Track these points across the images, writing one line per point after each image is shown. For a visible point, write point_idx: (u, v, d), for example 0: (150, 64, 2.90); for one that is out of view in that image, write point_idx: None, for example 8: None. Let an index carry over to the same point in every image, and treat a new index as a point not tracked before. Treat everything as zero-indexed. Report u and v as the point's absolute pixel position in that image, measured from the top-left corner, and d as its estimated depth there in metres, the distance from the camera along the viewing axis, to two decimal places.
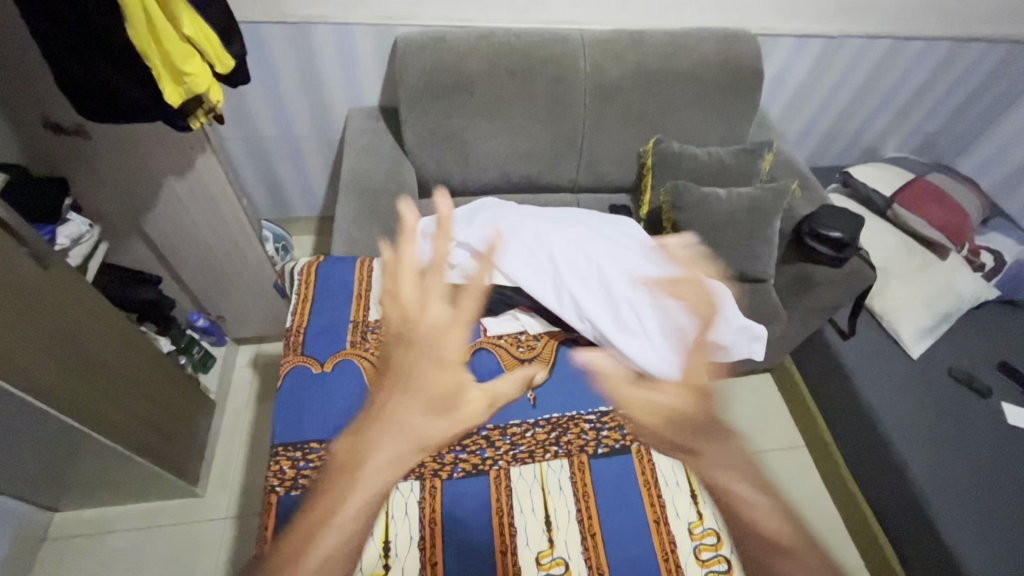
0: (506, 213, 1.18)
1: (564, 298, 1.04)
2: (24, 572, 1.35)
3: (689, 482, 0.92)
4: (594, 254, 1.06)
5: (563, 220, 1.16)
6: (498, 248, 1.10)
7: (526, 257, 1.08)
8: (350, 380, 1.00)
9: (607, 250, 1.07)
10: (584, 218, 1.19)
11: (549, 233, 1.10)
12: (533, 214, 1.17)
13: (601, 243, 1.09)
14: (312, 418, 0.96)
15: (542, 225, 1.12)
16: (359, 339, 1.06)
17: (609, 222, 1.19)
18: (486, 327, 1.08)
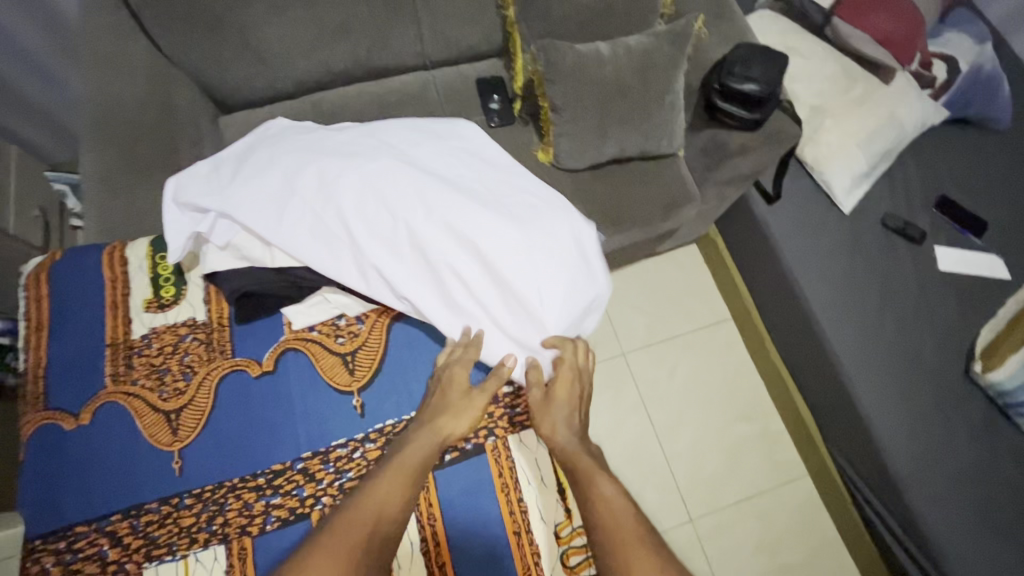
0: (289, 150, 0.86)
1: (369, 274, 0.81)
2: None
3: (554, 476, 0.79)
4: (404, 214, 0.83)
5: (365, 154, 0.87)
6: (273, 213, 0.81)
7: (315, 226, 0.81)
8: (120, 432, 0.77)
9: (420, 203, 0.83)
10: (395, 142, 0.90)
11: (347, 184, 0.83)
12: (325, 147, 0.87)
13: (414, 191, 0.84)
14: (73, 492, 0.74)
15: (333, 169, 0.83)
16: (124, 371, 0.80)
17: (430, 146, 0.91)
18: (292, 320, 0.83)
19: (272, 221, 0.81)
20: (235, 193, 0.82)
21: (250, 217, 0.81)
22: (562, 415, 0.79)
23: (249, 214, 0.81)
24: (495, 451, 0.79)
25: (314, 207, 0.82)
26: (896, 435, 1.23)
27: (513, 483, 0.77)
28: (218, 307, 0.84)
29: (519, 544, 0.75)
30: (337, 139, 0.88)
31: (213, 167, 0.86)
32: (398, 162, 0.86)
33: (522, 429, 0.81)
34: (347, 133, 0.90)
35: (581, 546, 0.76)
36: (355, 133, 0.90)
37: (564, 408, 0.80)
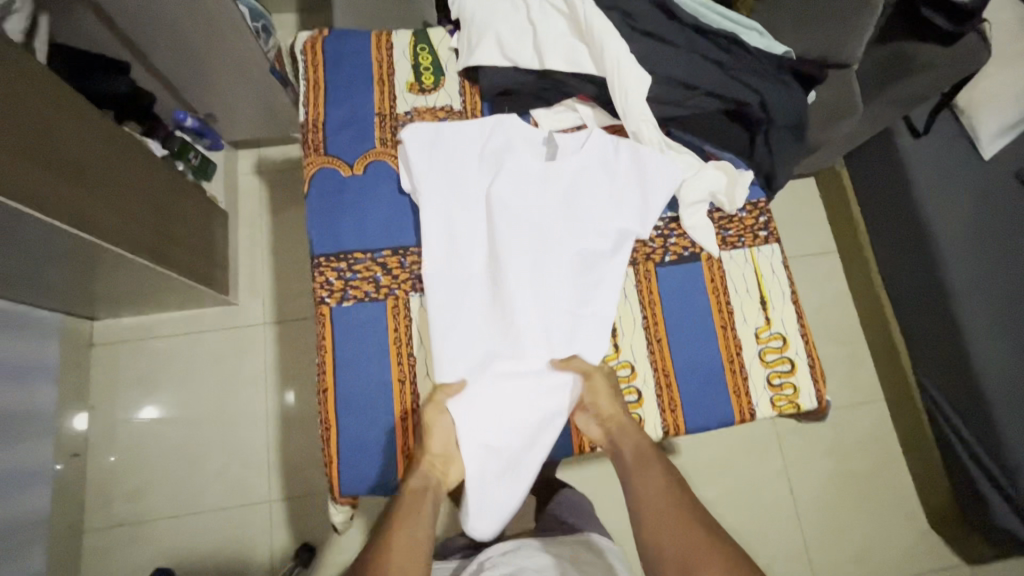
0: (487, 168, 0.86)
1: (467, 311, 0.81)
2: (82, 375, 1.43)
3: (759, 289, 0.88)
4: (517, 284, 0.81)
5: (539, 208, 0.85)
6: (433, 196, 0.84)
7: (450, 260, 0.82)
8: (390, 185, 0.88)
9: (544, 286, 0.82)
10: (577, 201, 0.86)
11: (504, 220, 0.83)
12: (512, 184, 0.85)
13: (544, 274, 0.83)
14: (352, 227, 0.86)
15: (511, 193, 0.84)
16: (390, 137, 0.90)
17: (606, 208, 0.86)
18: (539, 122, 0.92)
19: (437, 195, 0.84)
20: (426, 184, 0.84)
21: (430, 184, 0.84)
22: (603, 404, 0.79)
23: (426, 181, 0.84)
24: (708, 261, 0.88)
25: (458, 250, 0.83)
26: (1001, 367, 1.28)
27: (723, 289, 0.87)
28: (472, 101, 0.94)
29: (725, 335, 0.85)
30: (533, 183, 0.86)
31: (424, 149, 0.85)
32: (557, 235, 0.85)
33: (732, 248, 0.89)
34: (540, 174, 0.86)
35: (777, 347, 0.85)
36: (548, 174, 0.86)
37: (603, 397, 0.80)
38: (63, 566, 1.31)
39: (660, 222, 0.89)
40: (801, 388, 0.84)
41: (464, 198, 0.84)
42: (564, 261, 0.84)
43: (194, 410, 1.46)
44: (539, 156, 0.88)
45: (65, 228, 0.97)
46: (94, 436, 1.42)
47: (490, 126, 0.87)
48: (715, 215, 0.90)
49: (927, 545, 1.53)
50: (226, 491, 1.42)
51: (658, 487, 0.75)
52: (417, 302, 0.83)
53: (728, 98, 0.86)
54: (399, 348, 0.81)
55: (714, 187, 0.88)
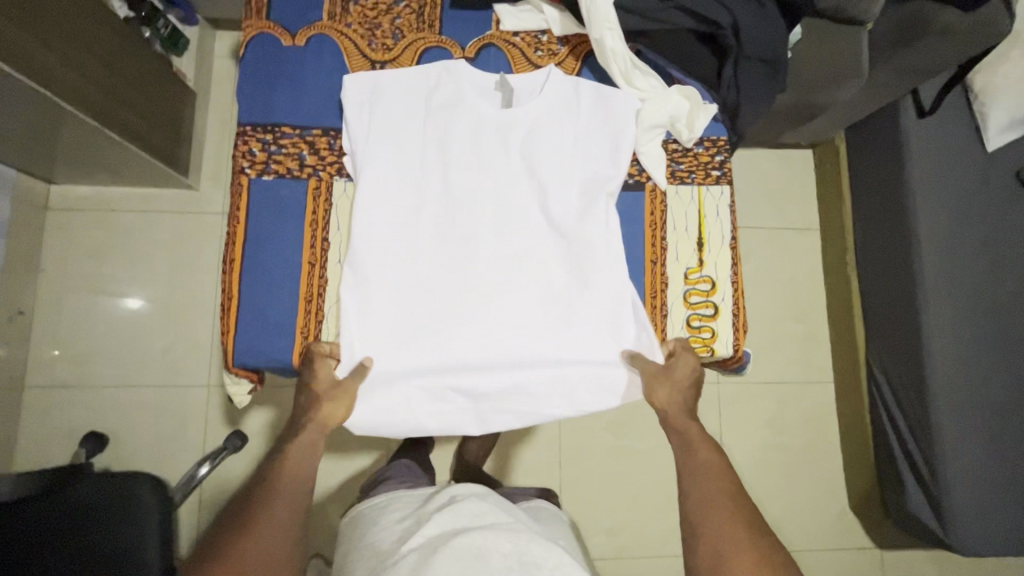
0: (432, 122, 0.81)
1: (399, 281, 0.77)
2: (35, 236, 1.42)
3: (698, 230, 0.84)
4: (472, 239, 0.79)
5: (492, 166, 0.81)
6: (377, 156, 0.79)
7: (377, 223, 0.78)
8: (330, 61, 0.83)
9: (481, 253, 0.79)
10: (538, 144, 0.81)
11: (459, 180, 0.80)
12: (462, 144, 0.81)
13: (486, 241, 0.79)
14: (284, 99, 0.81)
15: (467, 149, 0.81)
16: (339, 13, 0.85)
17: (571, 153, 0.82)
18: (500, 20, 0.86)
19: (383, 162, 0.79)
20: (368, 138, 0.79)
21: (374, 152, 0.79)
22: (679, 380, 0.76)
23: (371, 152, 0.79)
24: (652, 193, 0.84)
25: (391, 208, 0.78)
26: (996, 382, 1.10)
27: (660, 224, 0.84)
28: None
29: (653, 271, 0.83)
30: (490, 133, 0.82)
31: (367, 93, 0.81)
32: (506, 195, 0.81)
33: (680, 183, 0.85)
34: (494, 124, 0.82)
35: (704, 291, 0.83)
36: (507, 121, 0.82)
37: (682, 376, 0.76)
38: (2, 418, 1.33)
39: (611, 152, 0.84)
40: (719, 332, 0.82)
41: (401, 157, 0.80)
42: (516, 222, 0.80)
43: (144, 289, 1.46)
44: (493, 104, 0.84)
45: (2, 65, 0.92)
46: (42, 298, 1.43)
47: (434, 76, 0.82)
48: (670, 146, 0.86)
49: (844, 524, 1.56)
50: (169, 372, 1.44)
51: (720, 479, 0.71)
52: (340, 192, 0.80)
53: (700, 16, 0.78)
54: (314, 233, 0.79)
55: (675, 113, 0.83)
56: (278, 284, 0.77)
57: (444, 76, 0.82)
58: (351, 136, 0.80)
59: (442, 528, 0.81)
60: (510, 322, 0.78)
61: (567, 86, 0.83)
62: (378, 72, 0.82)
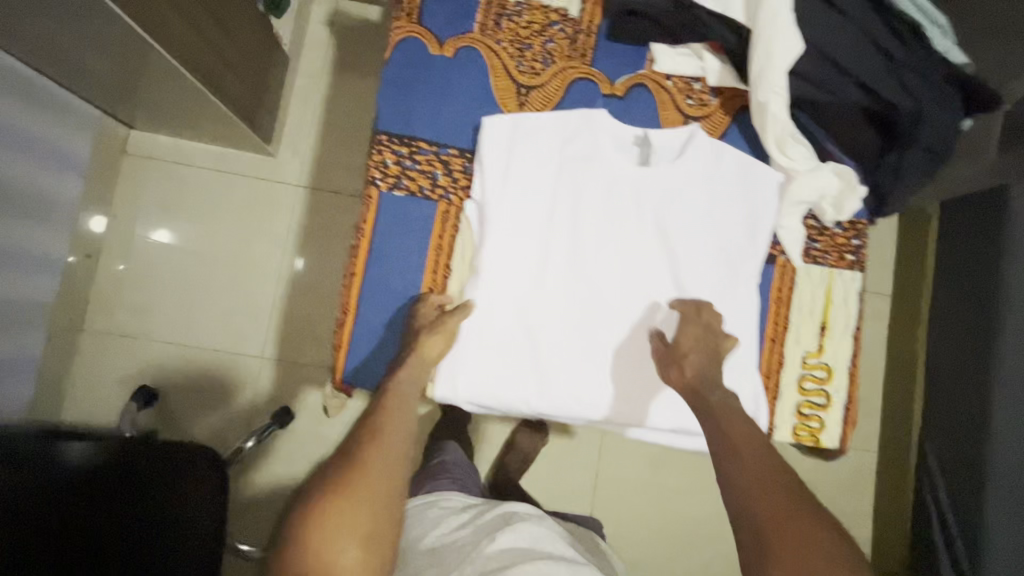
0: (564, 174, 0.78)
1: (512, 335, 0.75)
2: (110, 178, 1.40)
3: (823, 314, 0.81)
4: (590, 299, 0.77)
5: (620, 232, 0.78)
6: (507, 202, 0.76)
7: (499, 279, 0.75)
8: (475, 78, 0.79)
9: (598, 323, 0.77)
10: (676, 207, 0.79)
11: (585, 238, 0.77)
12: (593, 200, 0.78)
13: (603, 311, 0.77)
14: (424, 112, 0.78)
15: (597, 207, 0.78)
16: (491, 26, 0.80)
17: (707, 220, 0.79)
18: (656, 59, 0.82)
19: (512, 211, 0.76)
20: (500, 188, 0.76)
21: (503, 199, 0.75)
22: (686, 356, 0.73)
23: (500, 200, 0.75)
24: (783, 268, 0.81)
25: (515, 265, 0.76)
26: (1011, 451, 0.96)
27: (787, 302, 0.81)
28: (592, 13, 0.82)
29: (771, 350, 0.80)
30: (623, 192, 0.79)
31: (506, 138, 0.76)
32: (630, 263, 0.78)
33: (813, 263, 0.82)
34: (631, 185, 0.79)
35: (819, 378, 0.80)
36: (643, 179, 0.79)
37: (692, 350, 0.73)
38: (57, 357, 1.33)
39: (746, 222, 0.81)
40: (827, 423, 0.80)
41: (530, 213, 0.76)
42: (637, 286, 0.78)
43: (209, 250, 1.45)
44: (630, 159, 0.80)
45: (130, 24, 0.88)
46: (109, 243, 1.42)
47: (573, 123, 0.78)
48: (809, 222, 0.82)
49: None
50: (224, 337, 1.43)
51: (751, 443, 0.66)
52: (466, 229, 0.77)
53: (880, 97, 0.73)
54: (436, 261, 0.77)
55: (824, 191, 0.78)
56: (396, 308, 0.76)
57: (580, 125, 0.78)
58: (482, 181, 0.76)
59: (502, 550, 0.80)
60: (619, 391, 0.77)
61: (710, 151, 0.80)
62: (518, 114, 0.77)
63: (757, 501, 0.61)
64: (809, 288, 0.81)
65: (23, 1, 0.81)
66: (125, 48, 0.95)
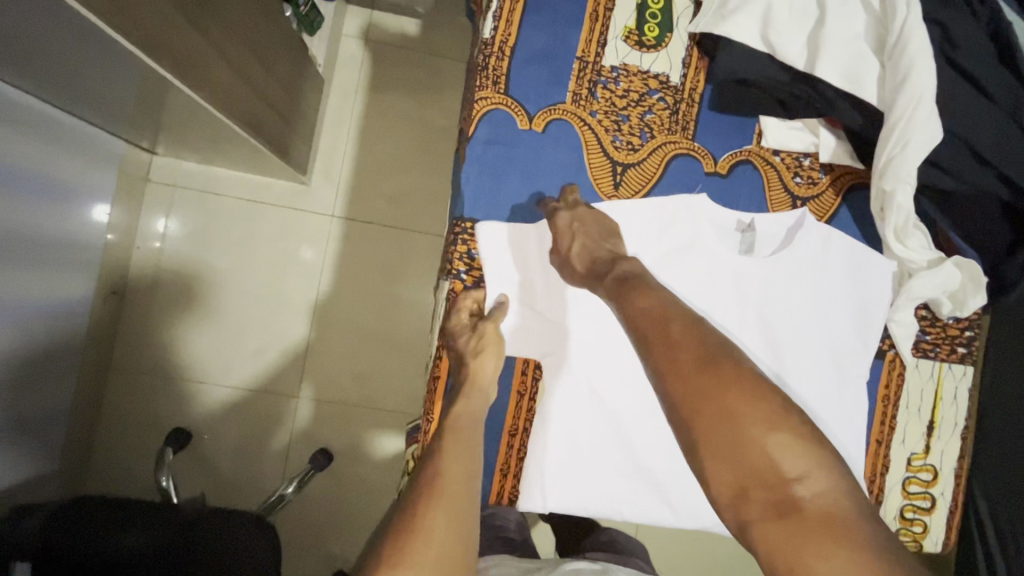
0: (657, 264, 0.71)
1: (600, 439, 0.70)
2: (133, 209, 1.31)
3: (931, 411, 0.76)
4: None
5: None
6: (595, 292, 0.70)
7: (579, 379, 0.70)
8: (567, 154, 0.71)
9: (651, 428, 0.71)
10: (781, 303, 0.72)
11: None
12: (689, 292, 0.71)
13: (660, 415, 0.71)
14: (512, 195, 0.70)
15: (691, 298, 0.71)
16: (585, 96, 0.72)
17: (815, 316, 0.73)
18: (764, 132, 0.74)
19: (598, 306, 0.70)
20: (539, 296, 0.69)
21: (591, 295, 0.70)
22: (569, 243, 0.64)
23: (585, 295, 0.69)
24: (892, 363, 0.75)
25: (559, 378, 0.70)
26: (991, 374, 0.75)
27: (894, 400, 0.75)
28: (695, 79, 0.74)
29: (876, 452, 0.75)
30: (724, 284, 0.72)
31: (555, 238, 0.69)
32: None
33: (923, 356, 0.76)
34: (734, 276, 0.71)
35: (924, 480, 0.76)
36: (746, 272, 0.72)
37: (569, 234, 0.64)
38: (86, 401, 1.27)
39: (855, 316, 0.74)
40: (931, 528, 0.75)
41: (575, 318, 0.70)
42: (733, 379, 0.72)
43: (239, 283, 1.37)
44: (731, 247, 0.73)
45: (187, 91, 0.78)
46: (134, 276, 1.34)
47: (670, 212, 0.70)
48: (919, 312, 0.76)
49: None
50: (259, 375, 1.37)
51: (651, 316, 0.55)
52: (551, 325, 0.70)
53: (1021, 189, 0.66)
54: (525, 363, 0.71)
55: (946, 286, 0.72)
56: None
57: (676, 211, 0.70)
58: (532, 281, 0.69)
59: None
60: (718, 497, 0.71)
61: (819, 240, 0.72)
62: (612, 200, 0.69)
63: (678, 398, 0.51)
64: (918, 384, 0.76)
65: (67, 63, 0.71)
66: (174, 104, 0.85)
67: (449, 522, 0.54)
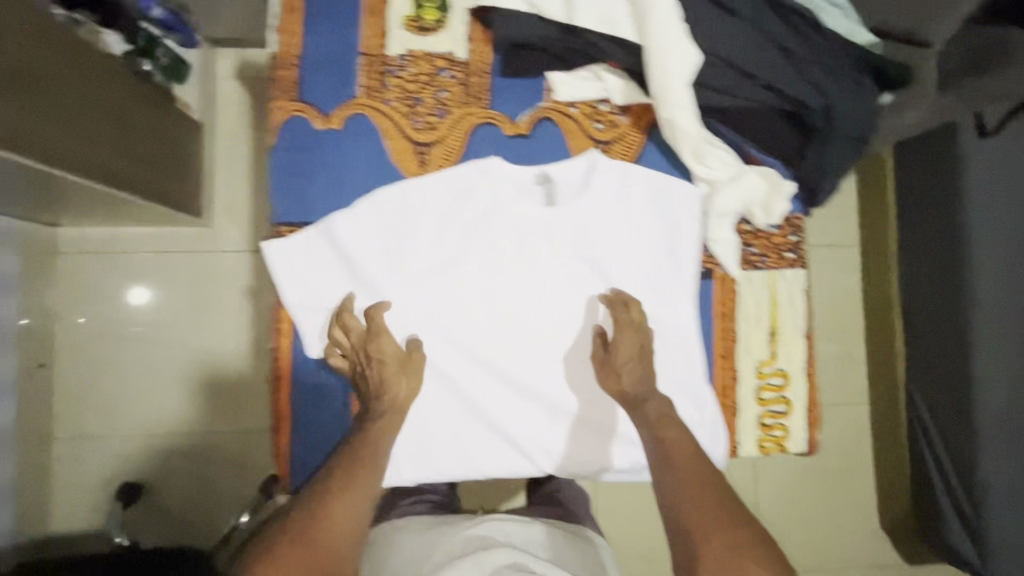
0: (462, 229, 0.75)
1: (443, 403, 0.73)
2: (45, 283, 1.35)
3: (771, 319, 0.79)
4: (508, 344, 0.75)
5: (501, 290, 0.75)
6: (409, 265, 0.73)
7: (412, 351, 0.73)
8: (367, 144, 0.75)
9: (483, 381, 0.74)
10: (589, 242, 0.76)
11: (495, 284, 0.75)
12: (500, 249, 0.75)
13: (489, 368, 0.74)
14: (321, 191, 0.74)
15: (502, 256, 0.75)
16: (376, 87, 0.76)
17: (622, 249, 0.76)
18: (555, 88, 0.77)
19: (416, 278, 0.73)
20: (349, 286, 0.72)
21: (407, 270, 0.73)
22: (621, 364, 0.72)
23: (401, 271, 0.73)
24: (723, 281, 0.78)
25: None
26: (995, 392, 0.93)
27: (731, 315, 0.78)
28: (481, 50, 0.77)
29: (723, 367, 0.78)
30: (532, 236, 0.76)
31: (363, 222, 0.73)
32: (506, 318, 0.75)
33: (753, 268, 0.79)
34: (541, 226, 0.76)
35: (777, 386, 0.78)
36: (553, 220, 0.76)
37: (624, 356, 0.71)
38: (33, 475, 1.31)
39: (669, 241, 0.77)
40: (791, 429, 0.78)
41: (387, 299, 0.73)
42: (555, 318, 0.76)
43: (164, 333, 1.41)
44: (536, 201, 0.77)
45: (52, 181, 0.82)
46: (60, 347, 1.38)
47: (467, 179, 0.75)
48: (741, 228, 0.79)
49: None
50: (199, 418, 1.40)
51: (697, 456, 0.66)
52: (372, 305, 0.72)
53: (789, 95, 0.69)
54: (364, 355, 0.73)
55: (751, 197, 0.76)
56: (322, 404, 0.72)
57: (469, 178, 0.75)
58: (348, 268, 0.72)
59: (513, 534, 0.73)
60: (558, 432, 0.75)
61: (615, 176, 0.76)
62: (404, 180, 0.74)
63: (688, 515, 0.62)
64: (752, 296, 0.79)
65: None
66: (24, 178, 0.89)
67: (352, 515, 0.62)
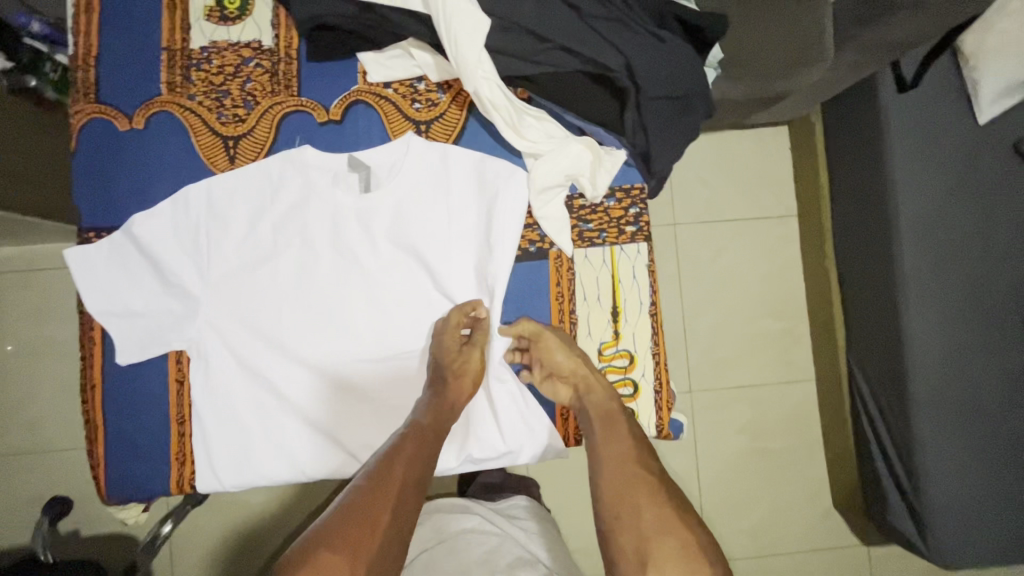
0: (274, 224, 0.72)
1: (260, 405, 0.71)
2: None
3: (612, 298, 0.74)
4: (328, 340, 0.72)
5: (318, 284, 0.72)
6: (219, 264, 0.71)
7: (226, 353, 0.71)
8: (171, 143, 0.73)
9: (303, 380, 0.72)
10: (408, 229, 0.73)
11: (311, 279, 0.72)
12: (314, 242, 0.73)
13: (309, 365, 0.72)
14: (126, 194, 0.72)
15: (317, 249, 0.73)
16: (179, 82, 0.73)
17: (444, 233, 0.73)
18: (367, 70, 0.74)
19: (227, 277, 0.71)
20: (156, 291, 0.71)
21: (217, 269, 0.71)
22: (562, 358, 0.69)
23: (210, 272, 0.71)
24: (558, 261, 0.74)
25: (203, 362, 0.71)
26: (937, 370, 0.87)
27: (567, 296, 0.74)
28: (287, 36, 0.74)
29: None
30: (348, 226, 0.73)
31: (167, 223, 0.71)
32: (323, 313, 0.72)
33: (589, 245, 0.74)
34: (358, 215, 0.73)
35: (621, 367, 0.74)
36: (368, 206, 0.73)
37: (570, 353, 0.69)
38: None
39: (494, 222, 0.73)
40: (639, 413, 0.74)
41: (197, 302, 0.71)
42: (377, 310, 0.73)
43: None
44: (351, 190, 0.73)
45: None
46: None
47: (275, 173, 0.72)
48: (575, 203, 0.74)
49: (843, 556, 1.14)
50: None
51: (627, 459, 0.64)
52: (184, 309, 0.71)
53: (588, 56, 0.66)
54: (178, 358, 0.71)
55: (575, 168, 0.71)
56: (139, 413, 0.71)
57: (279, 171, 0.72)
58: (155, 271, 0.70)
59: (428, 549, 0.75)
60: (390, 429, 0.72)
61: (431, 158, 0.73)
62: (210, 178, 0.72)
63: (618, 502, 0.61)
64: (591, 274, 0.74)
65: None
66: None
67: (392, 522, 0.56)
